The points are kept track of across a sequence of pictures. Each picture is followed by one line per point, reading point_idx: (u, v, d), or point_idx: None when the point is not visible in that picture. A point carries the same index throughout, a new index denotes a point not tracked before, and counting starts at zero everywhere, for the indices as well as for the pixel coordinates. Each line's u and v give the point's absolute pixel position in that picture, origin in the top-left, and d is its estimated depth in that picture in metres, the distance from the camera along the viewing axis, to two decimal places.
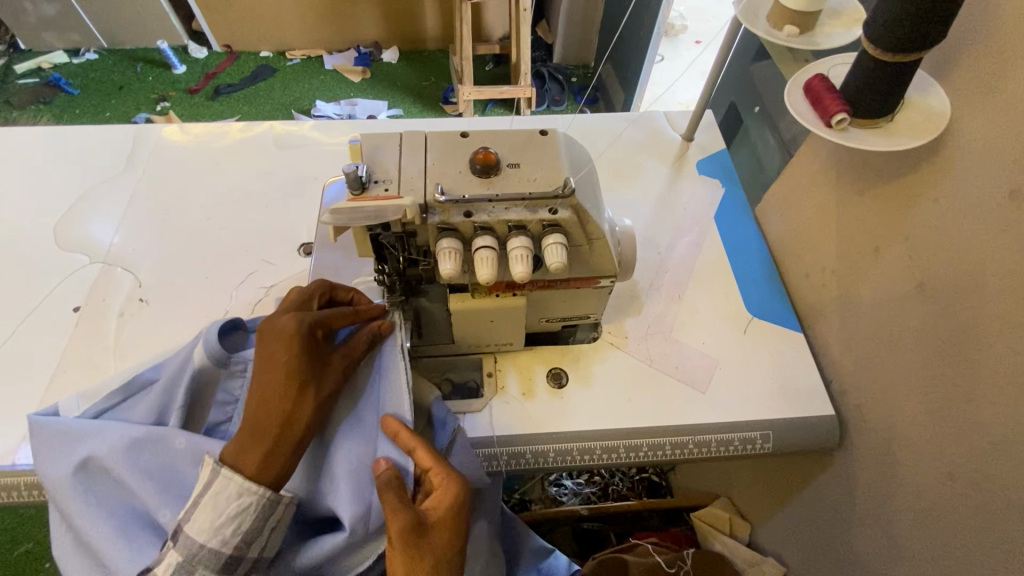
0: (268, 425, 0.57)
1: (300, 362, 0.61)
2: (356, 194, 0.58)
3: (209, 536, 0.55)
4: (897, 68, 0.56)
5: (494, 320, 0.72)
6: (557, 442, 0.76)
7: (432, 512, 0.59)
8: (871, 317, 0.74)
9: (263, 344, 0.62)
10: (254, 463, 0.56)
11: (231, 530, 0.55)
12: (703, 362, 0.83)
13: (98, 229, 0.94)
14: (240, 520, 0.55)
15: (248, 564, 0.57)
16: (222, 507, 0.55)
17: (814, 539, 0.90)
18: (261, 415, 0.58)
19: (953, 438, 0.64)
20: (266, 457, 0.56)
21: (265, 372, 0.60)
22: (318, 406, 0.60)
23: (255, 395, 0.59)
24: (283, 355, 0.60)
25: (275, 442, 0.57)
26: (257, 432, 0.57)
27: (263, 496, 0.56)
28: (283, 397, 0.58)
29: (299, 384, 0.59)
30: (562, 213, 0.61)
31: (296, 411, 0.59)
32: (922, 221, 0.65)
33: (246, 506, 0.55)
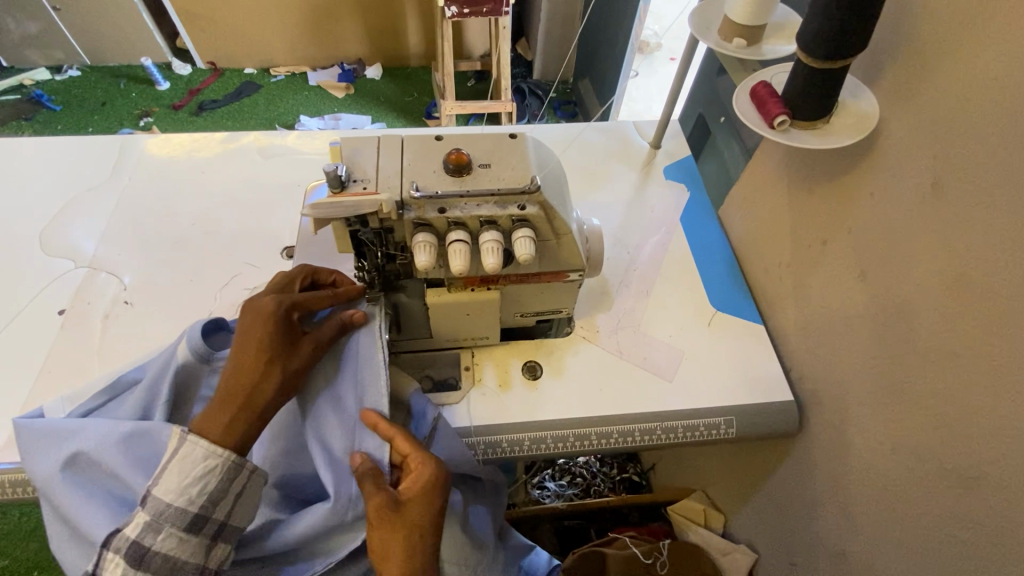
0: (236, 394, 0.62)
1: (271, 339, 0.65)
2: (336, 192, 0.62)
3: (175, 497, 0.58)
4: (828, 74, 0.62)
5: (469, 313, 0.76)
6: (532, 430, 0.79)
7: (408, 493, 0.64)
8: (823, 306, 0.80)
9: (242, 321, 0.66)
10: (219, 427, 0.61)
11: (197, 490, 0.58)
12: (670, 353, 0.87)
13: (83, 235, 0.96)
14: (206, 481, 0.59)
15: (214, 526, 0.60)
16: (189, 469, 0.58)
17: (780, 523, 0.94)
18: (232, 385, 0.63)
19: (897, 414, 0.69)
20: (229, 424, 0.61)
21: (240, 346, 0.64)
22: (284, 383, 0.64)
23: (228, 366, 0.64)
24: (257, 332, 0.65)
25: (241, 410, 0.62)
26: (226, 400, 0.62)
27: (228, 460, 0.60)
28: (252, 371, 0.63)
29: (268, 360, 0.64)
30: (530, 209, 0.65)
31: (262, 384, 0.63)
32: (861, 214, 0.71)
33: (212, 468, 0.59)
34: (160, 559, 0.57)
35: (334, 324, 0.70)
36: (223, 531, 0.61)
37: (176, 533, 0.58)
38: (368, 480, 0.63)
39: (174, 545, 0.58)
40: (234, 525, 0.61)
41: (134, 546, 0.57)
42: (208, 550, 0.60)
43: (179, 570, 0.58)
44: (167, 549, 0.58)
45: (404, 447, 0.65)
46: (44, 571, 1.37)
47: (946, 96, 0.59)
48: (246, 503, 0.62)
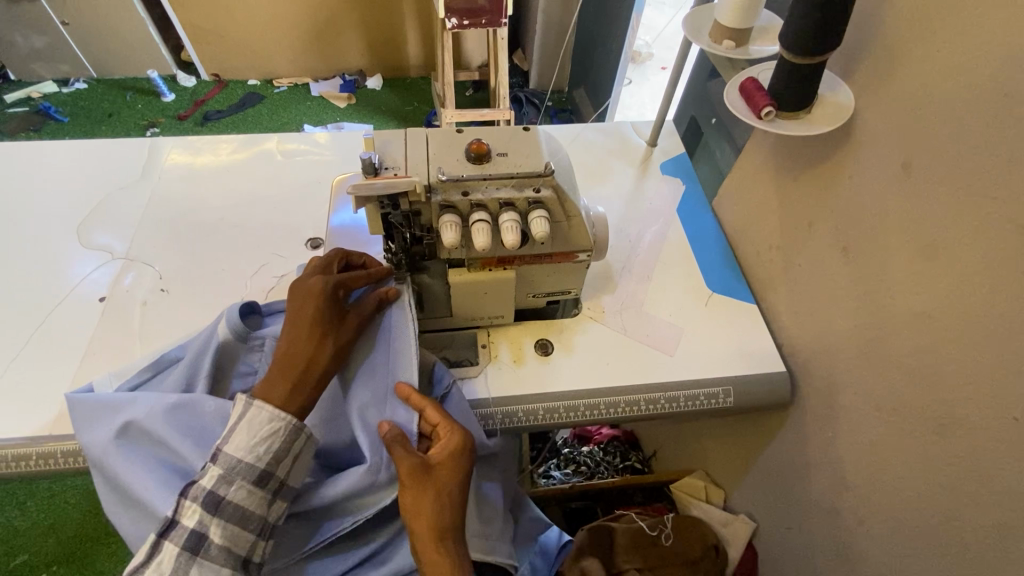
0: (295, 364, 0.69)
1: (323, 315, 0.72)
2: (369, 177, 0.68)
3: (245, 454, 0.64)
4: (808, 69, 0.70)
5: (487, 292, 0.82)
6: (545, 401, 0.86)
7: (436, 457, 0.69)
8: (810, 282, 0.87)
9: (292, 300, 0.74)
10: (282, 393, 0.68)
11: (265, 448, 0.65)
12: (671, 330, 0.94)
13: (117, 230, 1.02)
14: (272, 440, 0.65)
15: (277, 482, 0.66)
16: (257, 428, 0.65)
17: (776, 490, 1.01)
18: (290, 356, 0.70)
19: (879, 375, 0.76)
20: (290, 391, 0.68)
21: (293, 322, 0.72)
22: (335, 354, 0.72)
23: (284, 340, 0.71)
24: (309, 308, 0.72)
25: (301, 378, 0.69)
26: (286, 369, 0.69)
27: (291, 422, 0.66)
28: (307, 345, 0.70)
29: (322, 333, 0.71)
30: (544, 192, 0.72)
31: (318, 354, 0.71)
32: (842, 196, 0.79)
33: (277, 428, 0.66)
34: (233, 508, 0.63)
35: (374, 300, 0.77)
36: (283, 487, 0.67)
37: (246, 486, 0.64)
38: (397, 445, 0.68)
39: (244, 497, 0.63)
40: (291, 483, 0.67)
41: (210, 496, 0.62)
42: (271, 504, 0.66)
43: (247, 520, 0.64)
44: (238, 500, 0.63)
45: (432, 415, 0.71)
46: (63, 566, 1.40)
47: (911, 86, 0.67)
48: (303, 462, 0.68)
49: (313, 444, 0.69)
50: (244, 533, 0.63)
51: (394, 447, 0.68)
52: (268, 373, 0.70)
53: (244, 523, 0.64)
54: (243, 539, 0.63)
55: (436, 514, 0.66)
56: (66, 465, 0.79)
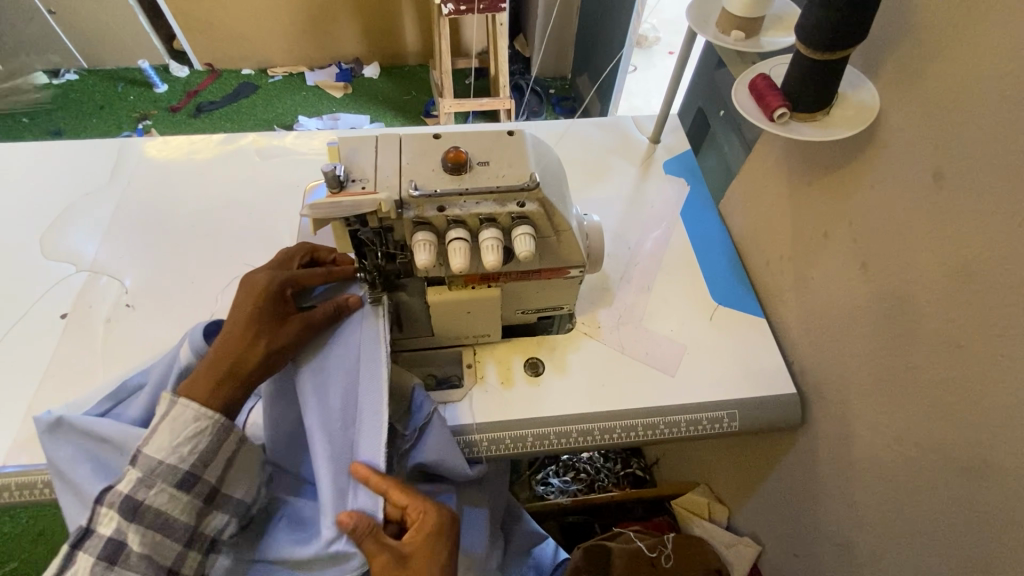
0: (223, 361, 0.65)
1: (260, 314, 0.68)
2: (334, 192, 0.62)
3: (166, 454, 0.59)
4: (828, 66, 0.62)
5: (470, 311, 0.76)
6: (535, 426, 0.80)
7: (409, 545, 0.63)
8: (824, 299, 0.79)
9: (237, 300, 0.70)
10: (204, 391, 0.63)
11: (189, 447, 0.60)
12: (672, 347, 0.87)
13: (84, 239, 0.96)
14: (198, 440, 0.61)
15: (205, 486, 0.61)
16: (181, 428, 0.60)
17: (785, 515, 0.94)
18: (220, 354, 0.65)
19: (900, 406, 0.69)
20: (213, 389, 0.63)
21: (232, 318, 0.68)
22: (268, 354, 0.67)
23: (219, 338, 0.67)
24: (248, 308, 0.68)
25: (227, 376, 0.64)
26: (214, 367, 0.65)
27: (218, 421, 0.62)
28: (239, 341, 0.66)
29: (255, 332, 0.67)
30: (530, 206, 0.65)
31: (249, 352, 0.66)
32: (862, 206, 0.71)
33: (203, 427, 0.61)
34: (152, 514, 0.58)
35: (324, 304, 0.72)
36: (212, 493, 0.62)
37: (168, 490, 0.59)
38: (367, 539, 0.61)
39: (166, 502, 0.59)
40: (221, 488, 0.63)
41: (127, 500, 0.58)
42: (198, 512, 0.61)
43: (168, 528, 0.59)
44: (159, 505, 0.59)
45: (398, 496, 0.64)
46: None
47: (948, 84, 0.59)
48: (237, 467, 0.64)
49: (246, 448, 0.65)
50: (166, 541, 0.59)
51: (366, 540, 0.61)
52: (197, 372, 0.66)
53: (165, 531, 0.59)
54: (166, 549, 0.59)
55: None
56: (16, 498, 0.74)
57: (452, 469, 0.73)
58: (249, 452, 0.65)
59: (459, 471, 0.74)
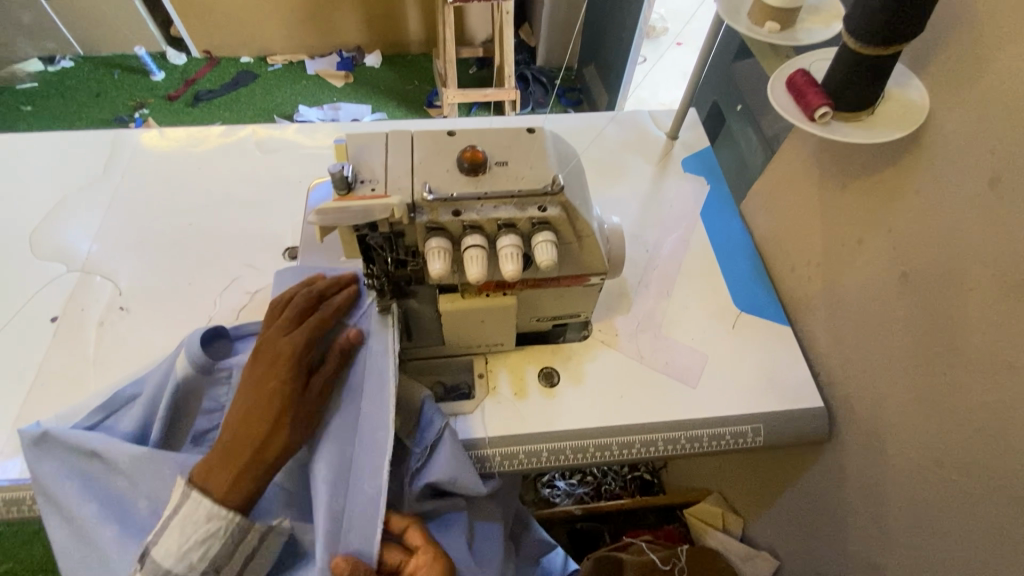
0: (243, 446, 0.59)
1: (281, 381, 0.63)
2: (342, 194, 0.57)
3: (175, 561, 0.57)
4: (877, 62, 0.57)
5: (484, 320, 0.72)
6: (550, 441, 0.76)
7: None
8: (856, 309, 0.75)
9: (251, 365, 0.65)
10: (226, 481, 0.58)
11: (200, 553, 0.57)
12: (694, 357, 0.83)
13: (75, 237, 0.92)
14: (209, 544, 0.58)
15: None
16: (190, 533, 0.57)
17: (805, 530, 0.91)
18: (239, 434, 0.60)
19: (940, 426, 0.65)
20: (234, 478, 0.59)
21: (249, 393, 0.62)
22: (293, 435, 0.62)
23: (235, 414, 0.62)
24: (267, 376, 0.63)
25: (251, 463, 0.59)
26: (233, 452, 0.59)
27: (233, 522, 0.58)
28: (260, 423, 0.60)
29: (279, 403, 0.62)
30: (551, 211, 0.60)
31: (273, 435, 0.61)
32: (903, 213, 0.67)
33: (214, 531, 0.57)
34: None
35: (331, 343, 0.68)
36: None
37: None
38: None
39: None
40: None
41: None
42: None
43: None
44: None
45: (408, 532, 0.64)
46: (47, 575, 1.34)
47: (1010, 83, 0.54)
48: (255, 559, 0.61)
49: (267, 540, 0.61)
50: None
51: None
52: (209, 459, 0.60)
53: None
54: None
55: None
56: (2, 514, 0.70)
57: (465, 488, 0.70)
58: (271, 543, 0.61)
59: (472, 488, 0.70)
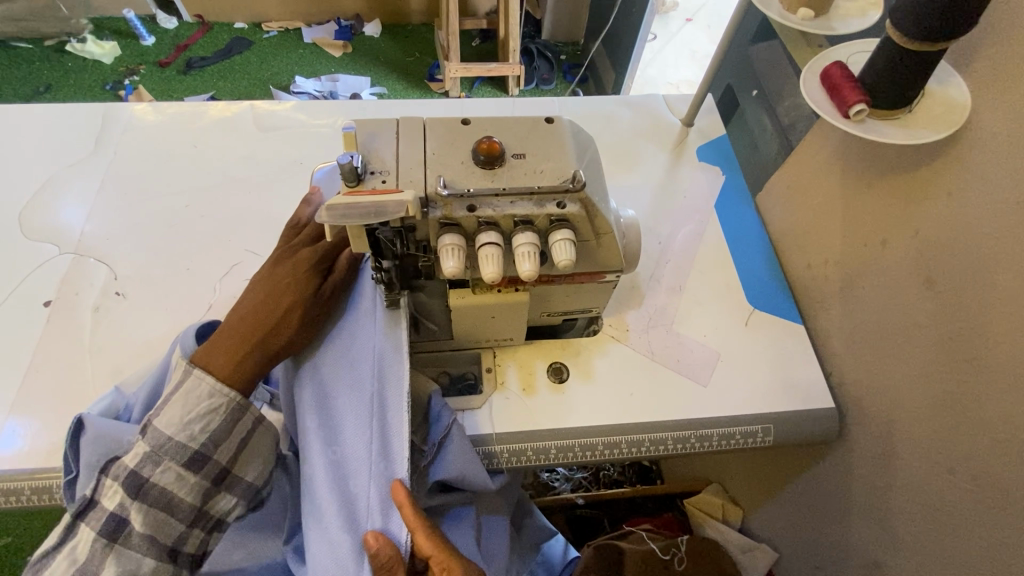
0: (251, 333, 0.66)
1: (295, 283, 0.69)
2: (351, 186, 0.55)
3: (177, 430, 0.60)
4: (921, 59, 0.54)
5: (495, 316, 0.69)
6: (559, 438, 0.75)
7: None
8: (875, 311, 0.74)
9: (271, 267, 0.71)
10: (228, 363, 0.64)
11: (200, 426, 0.61)
12: (705, 354, 0.82)
13: (68, 216, 0.88)
14: (209, 419, 0.62)
15: (214, 468, 0.62)
16: (193, 404, 0.61)
17: (808, 527, 0.91)
18: (251, 320, 0.67)
19: (958, 435, 0.64)
20: (240, 361, 0.65)
21: (265, 289, 0.69)
22: (299, 329, 0.68)
23: (250, 304, 0.68)
24: (284, 279, 0.69)
25: (256, 347, 0.66)
26: (241, 335, 0.66)
27: (233, 400, 0.63)
28: (271, 313, 0.67)
29: (291, 300, 0.68)
30: (570, 207, 0.58)
31: (282, 324, 0.67)
32: (932, 216, 0.65)
33: (216, 406, 0.62)
34: (157, 493, 0.59)
35: (342, 262, 0.73)
36: (221, 474, 0.63)
37: (174, 469, 0.60)
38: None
39: (171, 481, 0.60)
40: (230, 471, 0.63)
41: (131, 476, 0.59)
42: (205, 492, 0.62)
43: (173, 508, 0.60)
44: (164, 483, 0.60)
45: (425, 543, 0.62)
46: None
47: None
48: (249, 450, 0.65)
49: (260, 426, 0.66)
50: (169, 521, 0.60)
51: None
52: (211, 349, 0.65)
53: (170, 511, 0.60)
54: (168, 528, 0.60)
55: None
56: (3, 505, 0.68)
57: (473, 484, 0.70)
58: (263, 435, 0.66)
59: (479, 482, 0.69)
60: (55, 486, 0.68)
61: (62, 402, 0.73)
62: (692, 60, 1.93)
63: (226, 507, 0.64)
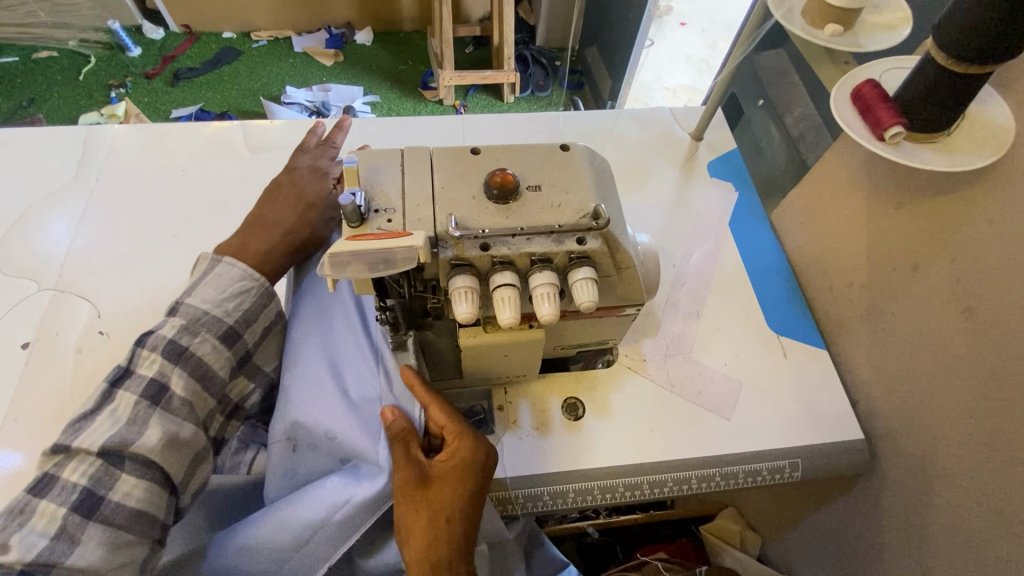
0: (274, 229, 0.73)
1: (310, 191, 0.78)
2: (354, 228, 0.50)
3: (211, 306, 0.63)
4: (966, 80, 0.51)
5: (508, 355, 0.65)
6: (577, 481, 0.70)
7: (437, 467, 0.58)
8: (906, 340, 0.70)
9: (286, 179, 0.79)
10: (254, 256, 0.70)
11: (234, 305, 0.64)
12: (727, 384, 0.78)
13: (44, 251, 0.83)
14: (241, 300, 0.65)
15: (242, 347, 0.65)
16: (226, 285, 0.64)
17: (835, 559, 0.87)
18: (273, 221, 0.74)
19: (1002, 473, 0.60)
20: (265, 254, 0.70)
21: (284, 195, 0.77)
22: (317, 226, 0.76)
23: (269, 209, 0.75)
24: (300, 189, 0.78)
25: (279, 241, 0.72)
26: (264, 232, 0.73)
27: (263, 286, 0.67)
28: (291, 213, 0.75)
29: (310, 204, 0.76)
30: (591, 243, 0.53)
31: (301, 223, 0.75)
32: (970, 242, 0.61)
33: (248, 288, 0.65)
34: (196, 362, 0.60)
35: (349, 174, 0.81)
36: (245, 356, 0.66)
37: (211, 341, 0.62)
38: (397, 445, 0.58)
39: (208, 352, 0.61)
40: (253, 355, 0.67)
41: (171, 345, 0.59)
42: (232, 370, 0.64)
43: (208, 381, 0.61)
44: (202, 354, 0.61)
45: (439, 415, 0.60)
46: None
47: None
48: (266, 342, 0.69)
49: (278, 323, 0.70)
50: (204, 393, 0.61)
51: (395, 446, 0.58)
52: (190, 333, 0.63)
53: (205, 383, 0.61)
54: (204, 400, 0.61)
55: (467, 457, 0.58)
56: None
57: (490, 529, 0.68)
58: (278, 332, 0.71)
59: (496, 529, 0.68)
60: None
61: (42, 453, 0.68)
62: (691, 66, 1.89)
63: (242, 392, 0.67)
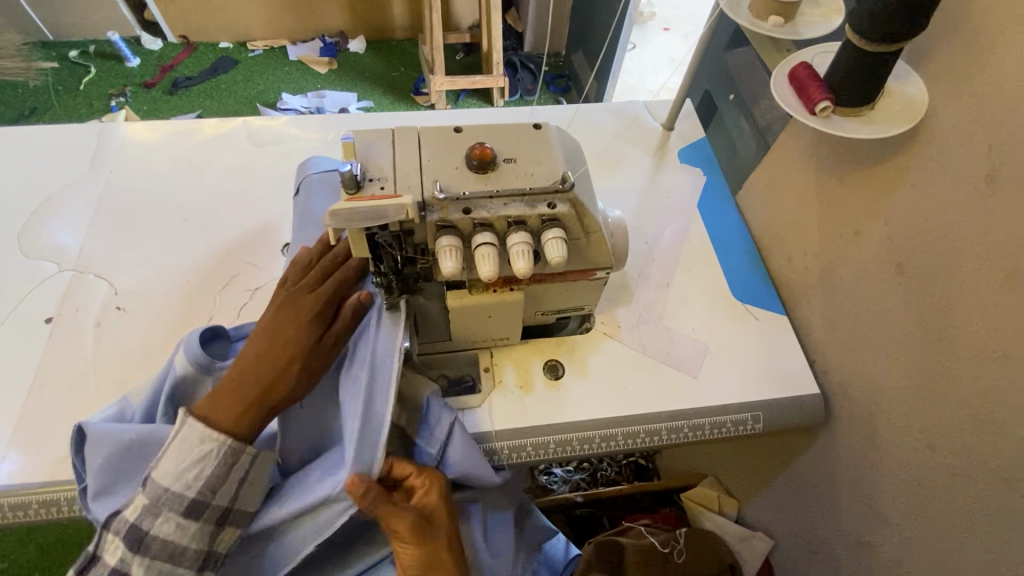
0: (249, 387, 0.64)
1: (298, 323, 0.68)
2: (351, 193, 0.57)
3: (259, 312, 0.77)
4: (880, 58, 0.59)
5: (491, 316, 0.72)
6: (557, 433, 0.77)
7: (432, 505, 0.67)
8: (852, 299, 0.77)
9: (274, 313, 0.69)
10: (233, 410, 0.63)
11: None
12: (695, 347, 0.85)
13: (64, 235, 0.89)
14: None
15: None
16: None
17: (801, 512, 0.94)
18: (249, 376, 0.65)
19: (933, 410, 0.67)
20: (240, 415, 0.63)
21: (269, 334, 0.67)
22: (301, 374, 0.67)
23: (251, 352, 0.67)
24: (286, 328, 0.67)
25: (254, 399, 0.64)
26: (240, 388, 0.64)
27: None
28: (268, 368, 0.65)
29: (289, 358, 0.66)
30: (560, 207, 0.61)
31: (283, 374, 0.65)
32: (900, 206, 0.69)
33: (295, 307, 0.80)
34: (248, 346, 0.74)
35: (346, 309, 0.70)
36: None
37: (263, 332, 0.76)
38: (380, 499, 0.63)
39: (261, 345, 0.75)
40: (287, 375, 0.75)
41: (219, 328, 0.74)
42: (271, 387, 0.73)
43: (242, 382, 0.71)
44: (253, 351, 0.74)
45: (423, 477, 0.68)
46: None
47: (1004, 81, 0.56)
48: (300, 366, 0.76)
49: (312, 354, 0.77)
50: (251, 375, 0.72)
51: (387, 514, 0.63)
52: (223, 386, 0.65)
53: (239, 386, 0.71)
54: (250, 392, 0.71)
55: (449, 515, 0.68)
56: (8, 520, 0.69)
57: (481, 480, 0.72)
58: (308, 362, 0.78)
59: (486, 478, 0.72)
60: (63, 498, 0.69)
61: (66, 416, 0.74)
62: (671, 68, 1.98)
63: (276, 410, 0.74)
